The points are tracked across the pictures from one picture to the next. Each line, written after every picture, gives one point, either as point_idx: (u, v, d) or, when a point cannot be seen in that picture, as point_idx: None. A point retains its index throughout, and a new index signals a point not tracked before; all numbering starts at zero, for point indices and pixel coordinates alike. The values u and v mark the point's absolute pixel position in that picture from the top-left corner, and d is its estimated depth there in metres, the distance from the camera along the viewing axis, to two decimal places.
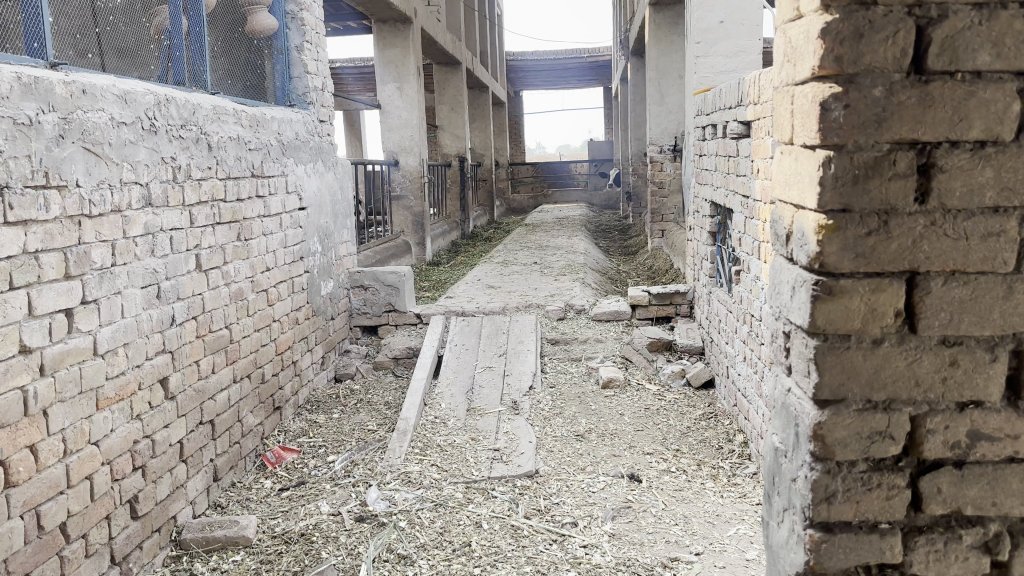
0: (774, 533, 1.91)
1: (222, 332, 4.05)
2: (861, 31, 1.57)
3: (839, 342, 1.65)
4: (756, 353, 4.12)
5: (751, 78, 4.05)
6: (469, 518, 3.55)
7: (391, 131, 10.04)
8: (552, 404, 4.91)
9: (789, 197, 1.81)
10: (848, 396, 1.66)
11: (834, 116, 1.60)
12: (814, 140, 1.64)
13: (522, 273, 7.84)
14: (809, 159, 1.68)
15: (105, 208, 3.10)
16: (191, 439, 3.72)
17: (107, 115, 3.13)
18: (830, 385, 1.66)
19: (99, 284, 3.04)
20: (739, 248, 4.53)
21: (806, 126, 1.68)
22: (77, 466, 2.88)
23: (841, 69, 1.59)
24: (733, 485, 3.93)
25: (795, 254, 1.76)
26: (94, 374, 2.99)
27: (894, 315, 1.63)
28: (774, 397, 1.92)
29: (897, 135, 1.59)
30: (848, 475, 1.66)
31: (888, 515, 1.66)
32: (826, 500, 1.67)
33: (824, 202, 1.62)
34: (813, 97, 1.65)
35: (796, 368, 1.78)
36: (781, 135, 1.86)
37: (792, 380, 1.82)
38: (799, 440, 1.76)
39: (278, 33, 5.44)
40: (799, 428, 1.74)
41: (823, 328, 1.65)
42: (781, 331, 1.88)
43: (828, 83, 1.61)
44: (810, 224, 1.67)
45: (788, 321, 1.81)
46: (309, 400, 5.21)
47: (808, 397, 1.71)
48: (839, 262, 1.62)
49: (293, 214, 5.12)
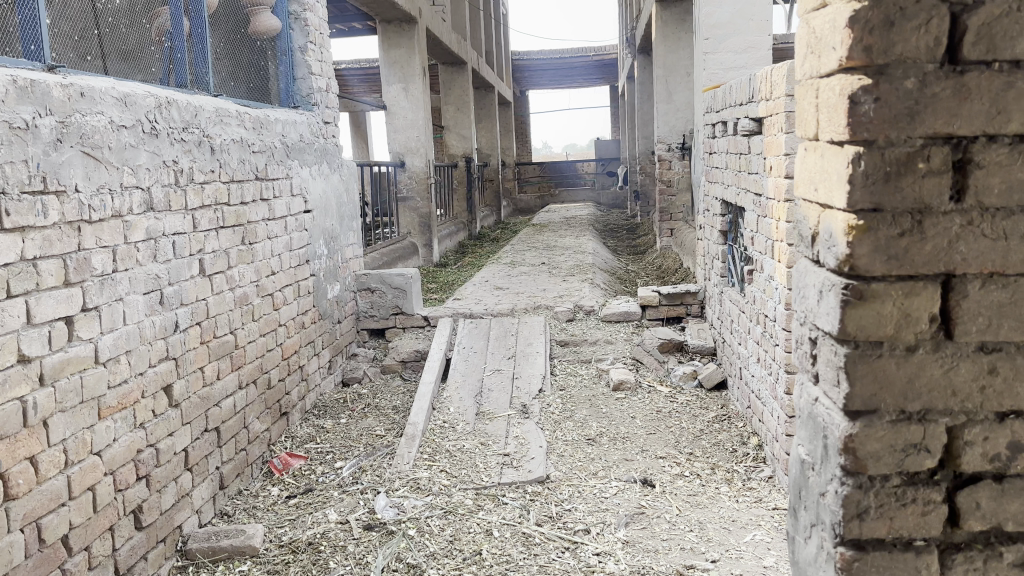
0: (801, 549, 1.83)
1: (226, 337, 3.99)
2: (892, 18, 1.50)
3: (871, 350, 1.57)
4: (771, 355, 4.04)
5: (762, 73, 3.96)
6: (479, 526, 3.49)
7: (397, 132, 9.98)
8: (562, 407, 4.84)
9: (815, 196, 1.74)
10: (881, 408, 1.58)
11: (864, 110, 1.52)
12: (842, 135, 1.57)
13: (530, 274, 7.77)
14: (838, 156, 1.61)
15: (105, 214, 3.04)
16: (197, 447, 3.66)
17: (106, 118, 3.08)
18: (861, 396, 1.58)
19: (99, 291, 2.98)
20: (751, 248, 4.44)
21: (833, 121, 1.60)
22: (78, 477, 2.82)
23: (871, 60, 1.51)
24: (748, 489, 3.86)
25: (823, 256, 1.69)
26: (96, 383, 2.94)
27: (929, 320, 1.55)
28: (800, 406, 1.85)
29: (932, 129, 1.51)
30: (881, 490, 1.58)
31: (923, 532, 1.58)
32: (858, 516, 1.59)
33: (853, 201, 1.55)
34: (840, 90, 1.57)
35: (824, 377, 1.70)
36: (805, 131, 1.78)
37: (819, 389, 1.74)
38: (828, 452, 1.68)
39: (282, 35, 5.38)
40: (829, 439, 1.67)
41: (853, 336, 1.58)
42: (807, 336, 1.81)
43: (857, 74, 1.54)
44: (838, 226, 1.60)
45: (815, 326, 1.74)
46: (315, 405, 5.15)
47: (838, 406, 1.64)
48: (870, 265, 1.55)
49: (298, 217, 5.06)
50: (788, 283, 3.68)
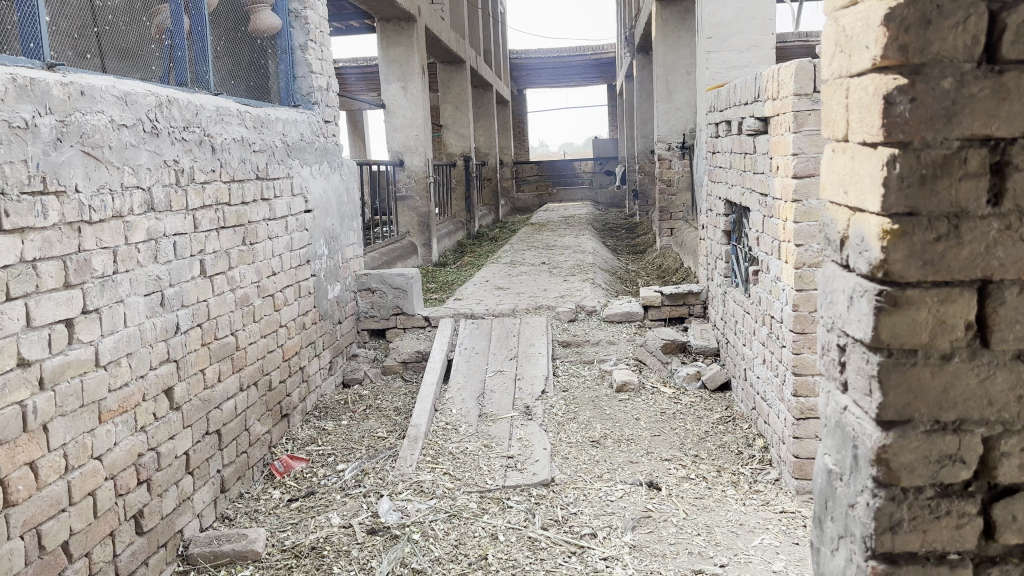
0: (827, 559, 1.88)
1: (227, 338, 3.94)
2: (928, 16, 1.54)
3: (905, 358, 1.61)
4: (777, 356, 4.01)
5: (769, 72, 3.92)
6: (484, 530, 3.45)
7: (396, 131, 9.94)
8: (565, 409, 4.79)
9: (844, 199, 1.77)
10: (915, 418, 1.62)
11: (899, 111, 1.56)
12: (876, 137, 1.60)
13: (530, 274, 7.72)
14: (870, 158, 1.64)
15: (106, 214, 2.99)
16: (197, 451, 3.61)
17: (106, 117, 3.03)
18: (895, 405, 1.62)
19: (100, 293, 2.94)
20: (757, 248, 4.40)
21: (866, 122, 1.64)
22: (79, 482, 2.78)
23: (907, 59, 1.55)
24: (755, 492, 3.83)
25: (853, 261, 1.73)
26: (96, 386, 2.89)
27: (965, 327, 1.60)
28: (827, 416, 1.90)
29: (969, 130, 1.56)
30: (915, 502, 1.63)
31: (958, 545, 1.64)
32: (891, 529, 1.64)
33: (888, 205, 1.58)
34: (874, 90, 1.61)
35: (853, 385, 1.74)
36: (833, 133, 1.81)
37: (849, 398, 1.78)
38: (858, 463, 1.73)
39: (282, 33, 5.32)
40: (859, 450, 1.72)
41: (887, 343, 1.62)
42: (834, 343, 1.84)
43: (892, 74, 1.57)
44: (872, 230, 1.64)
45: (845, 332, 1.77)
46: (317, 406, 5.11)
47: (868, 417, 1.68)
48: (904, 270, 1.59)
49: (299, 216, 5.02)
50: (797, 284, 3.65)
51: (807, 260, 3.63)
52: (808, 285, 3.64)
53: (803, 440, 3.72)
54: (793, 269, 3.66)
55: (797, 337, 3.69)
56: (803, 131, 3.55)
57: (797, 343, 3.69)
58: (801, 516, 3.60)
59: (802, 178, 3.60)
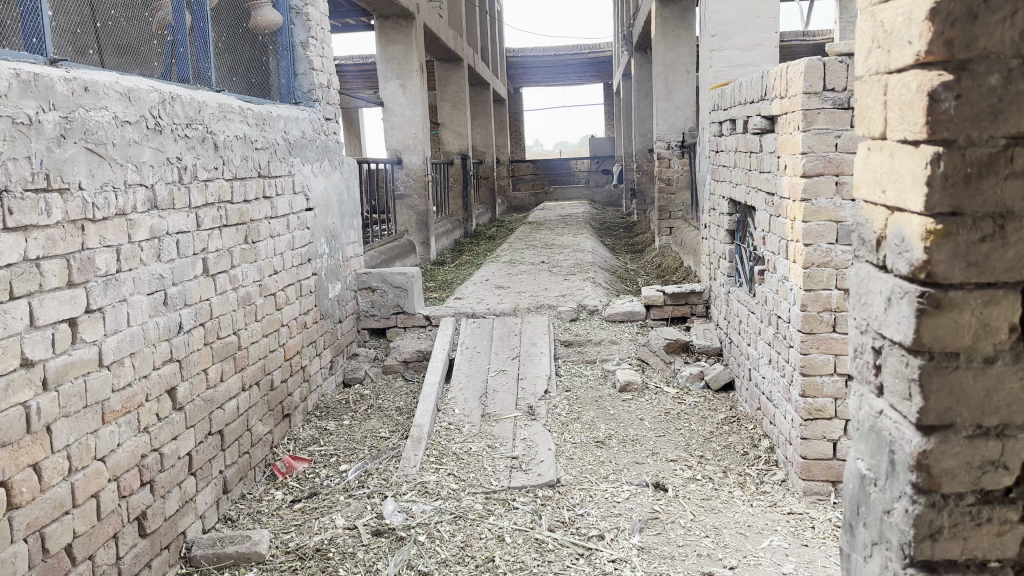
0: (860, 562, 1.92)
1: (230, 338, 3.90)
2: (975, 12, 1.56)
3: (948, 362, 1.65)
4: (783, 356, 3.98)
5: (777, 70, 3.89)
6: (490, 532, 3.41)
7: (394, 129, 9.90)
8: (569, 409, 4.77)
9: (882, 199, 1.80)
10: (956, 423, 1.66)
11: (945, 108, 1.58)
12: (920, 134, 1.63)
13: (530, 273, 7.69)
14: (912, 157, 1.67)
15: (110, 212, 2.95)
16: (200, 451, 3.57)
17: (110, 113, 2.99)
18: (937, 410, 1.65)
19: (104, 292, 2.90)
20: (763, 248, 4.37)
21: (908, 119, 1.66)
22: (83, 483, 2.74)
23: (952, 55, 1.57)
24: (762, 493, 3.81)
25: (891, 261, 1.76)
26: (99, 386, 2.85)
27: (1008, 330, 1.64)
28: (858, 419, 1.94)
29: (1014, 128, 1.60)
30: (955, 510, 1.68)
31: (998, 552, 1.71)
32: (931, 536, 1.68)
33: (933, 204, 1.61)
34: (917, 87, 1.63)
35: (890, 389, 1.78)
36: (869, 131, 1.84)
37: (883, 402, 1.82)
38: (894, 468, 1.77)
39: (283, 29, 5.28)
40: (896, 455, 1.76)
41: (929, 345, 1.65)
42: (869, 345, 1.87)
43: (936, 70, 1.59)
44: (913, 231, 1.67)
45: (880, 334, 1.81)
46: (318, 406, 5.07)
47: (909, 422, 1.71)
48: (947, 271, 1.62)
49: (301, 215, 4.98)
50: (805, 284, 3.63)
51: (816, 259, 3.61)
52: (817, 285, 3.62)
53: (810, 441, 3.69)
54: (801, 268, 3.64)
55: (805, 337, 3.66)
56: (813, 130, 3.53)
57: (806, 343, 3.66)
58: (809, 517, 3.59)
59: (811, 177, 3.58)
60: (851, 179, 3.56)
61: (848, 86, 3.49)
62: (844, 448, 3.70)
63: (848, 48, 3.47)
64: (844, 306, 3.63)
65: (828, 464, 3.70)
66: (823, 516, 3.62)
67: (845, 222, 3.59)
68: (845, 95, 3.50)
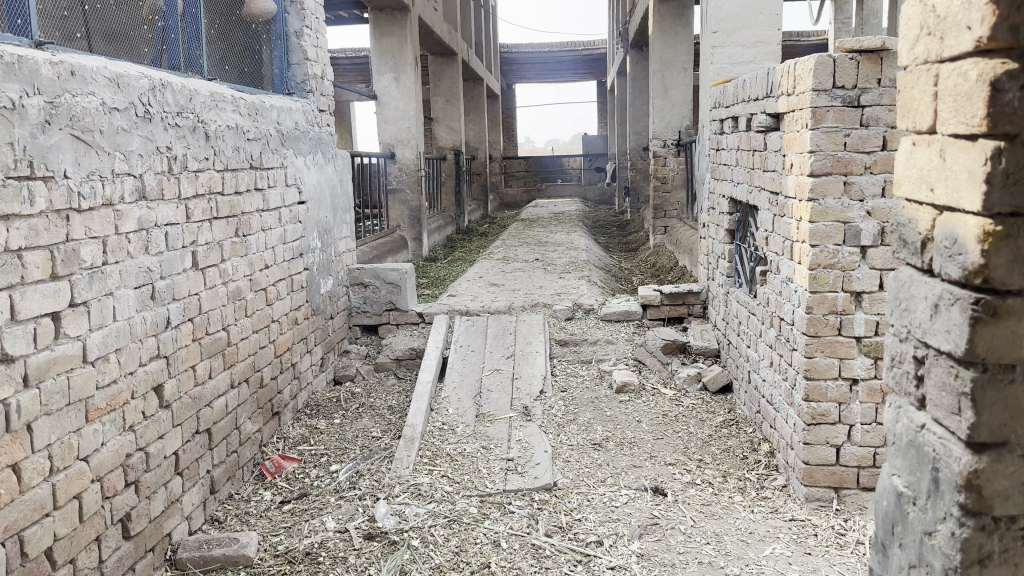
0: None
1: (219, 334, 3.79)
2: None
3: (1001, 374, 1.66)
4: (786, 360, 3.91)
5: (785, 66, 3.82)
6: (485, 536, 3.31)
7: (387, 123, 9.76)
8: (565, 410, 4.67)
9: (930, 198, 1.81)
10: (1009, 440, 1.67)
11: (1007, 99, 1.57)
12: (978, 128, 1.62)
13: (524, 271, 7.59)
14: (967, 153, 1.67)
15: (96, 202, 2.84)
16: (187, 450, 3.47)
17: (97, 99, 2.87)
18: (989, 426, 1.66)
19: (89, 285, 2.79)
20: (766, 248, 4.28)
21: (965, 111, 1.65)
22: (64, 485, 2.63)
23: (1018, 41, 1.56)
24: (762, 499, 3.73)
25: (940, 265, 1.77)
26: (83, 383, 2.74)
27: None
28: (897, 436, 1.94)
29: None
30: (1006, 533, 1.69)
31: None
32: (979, 560, 1.69)
33: (992, 203, 1.61)
34: (976, 76, 1.61)
35: (935, 404, 1.79)
36: (916, 125, 1.85)
37: (926, 418, 1.83)
38: (937, 487, 1.77)
39: (277, 18, 5.17)
40: (939, 474, 1.76)
41: (982, 356, 1.65)
42: (909, 355, 1.90)
43: (998, 57, 1.58)
44: (968, 232, 1.67)
45: (924, 343, 1.83)
46: (308, 404, 4.96)
47: (958, 439, 1.71)
48: (1005, 275, 1.63)
49: (293, 208, 4.87)
50: (810, 284, 3.55)
51: (822, 261, 3.53)
52: (822, 286, 3.54)
53: (813, 446, 3.62)
54: (807, 270, 3.56)
55: (809, 341, 3.59)
56: (822, 128, 3.46)
57: (809, 347, 3.59)
58: (811, 524, 3.51)
59: (818, 177, 3.50)
60: (859, 179, 3.48)
61: (858, 83, 3.41)
62: (847, 453, 3.62)
63: (859, 45, 3.38)
64: (850, 309, 3.55)
65: (831, 469, 3.62)
66: (826, 522, 3.54)
67: (853, 222, 3.50)
68: (855, 93, 3.43)
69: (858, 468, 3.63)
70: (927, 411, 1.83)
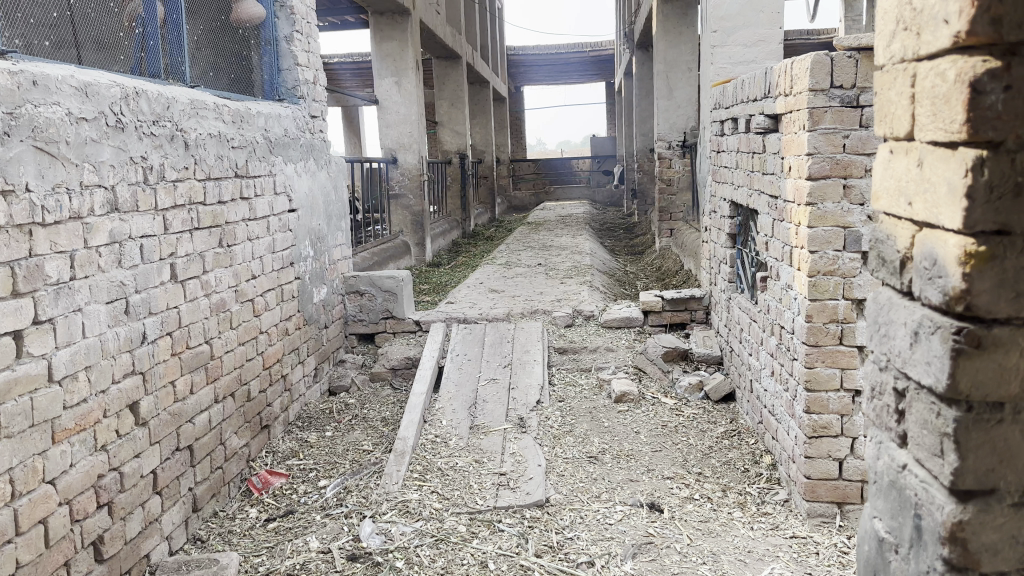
0: None
1: (201, 347, 3.69)
2: None
3: (989, 414, 1.53)
4: (786, 370, 3.77)
5: (781, 66, 3.68)
6: (473, 557, 3.20)
7: (389, 127, 9.67)
8: (562, 421, 4.55)
9: (908, 212, 1.68)
10: (999, 487, 1.55)
11: (990, 103, 1.45)
12: (958, 134, 1.49)
13: (526, 276, 7.47)
14: (947, 163, 1.54)
15: (62, 215, 2.74)
16: (167, 468, 3.36)
17: (63, 109, 2.78)
18: (976, 472, 1.53)
19: (54, 302, 2.69)
20: (766, 253, 4.15)
21: (944, 115, 1.52)
22: (28, 510, 2.52)
23: (1000, 36, 1.43)
24: (763, 515, 3.60)
25: (921, 289, 1.64)
26: (48, 404, 2.63)
27: None
28: (880, 477, 1.83)
29: None
30: None
31: None
32: None
33: (974, 220, 1.48)
34: (955, 77, 1.49)
35: (918, 443, 1.67)
36: (893, 132, 1.72)
37: (909, 457, 1.71)
38: (920, 536, 1.65)
39: (266, 23, 5.07)
40: (922, 521, 1.64)
41: (967, 393, 1.52)
42: (891, 387, 1.78)
43: (979, 55, 1.45)
44: (948, 252, 1.54)
45: (905, 374, 1.71)
46: (300, 416, 4.87)
47: (942, 483, 1.59)
48: (990, 302, 1.49)
49: (282, 216, 4.77)
50: (810, 292, 3.41)
51: (821, 267, 3.40)
52: (822, 294, 3.40)
53: (814, 460, 3.48)
54: (806, 277, 3.43)
55: (809, 350, 3.45)
56: (819, 129, 3.33)
57: (810, 358, 3.45)
58: (813, 542, 3.38)
59: (816, 180, 3.37)
60: (859, 183, 3.35)
61: (857, 83, 3.28)
62: (849, 467, 3.49)
63: (857, 43, 3.25)
64: (851, 317, 3.42)
65: (833, 485, 3.49)
66: (828, 540, 3.40)
67: (853, 228, 3.38)
68: (853, 93, 3.29)
69: (861, 483, 3.49)
70: (910, 450, 1.71)
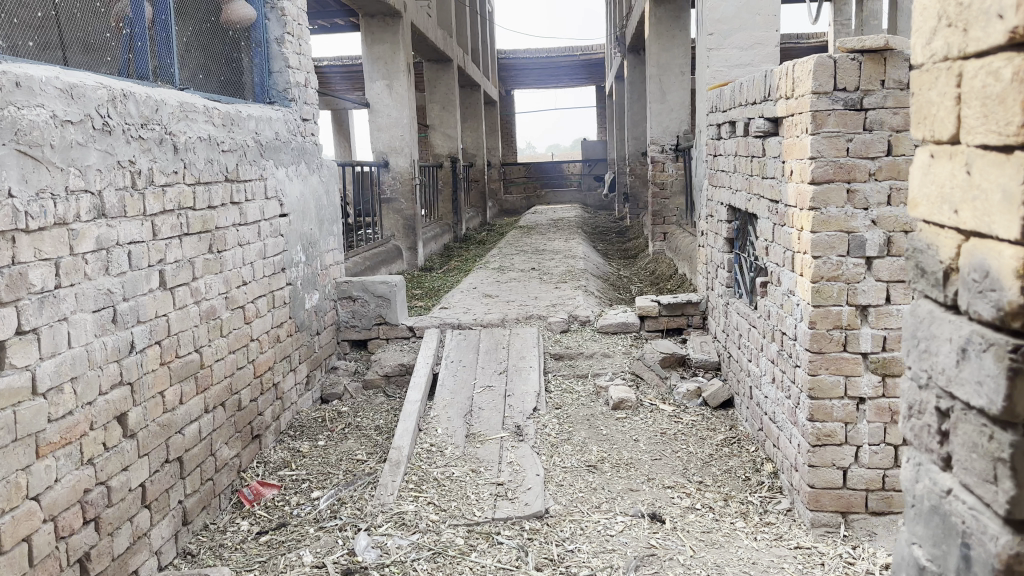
0: None
1: (191, 356, 3.59)
2: None
3: None
4: (788, 376, 3.71)
5: (781, 69, 3.63)
6: (471, 571, 3.12)
7: (380, 130, 9.59)
8: (559, 429, 4.47)
9: (953, 221, 1.62)
10: None
11: None
12: (1013, 137, 1.40)
13: (520, 281, 7.40)
14: (1000, 168, 1.46)
15: (46, 221, 2.65)
16: (155, 481, 3.27)
17: (47, 111, 2.69)
18: None
19: (38, 311, 2.60)
20: (766, 258, 4.10)
21: (997, 118, 1.45)
22: (11, 528, 2.42)
23: None
24: (766, 525, 3.53)
25: (971, 302, 1.56)
26: (32, 417, 2.54)
27: None
28: (920, 500, 1.77)
29: None
30: None
31: None
32: None
33: None
34: (1010, 76, 1.40)
35: (965, 467, 1.60)
36: (935, 137, 1.67)
37: (952, 480, 1.65)
38: (968, 566, 1.59)
39: (256, 24, 4.98)
40: (970, 551, 1.57)
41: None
42: (932, 405, 1.72)
43: None
44: (1002, 264, 1.46)
45: (948, 393, 1.65)
46: (292, 425, 4.78)
47: (993, 511, 1.51)
48: None
49: (273, 222, 4.68)
50: (814, 298, 3.35)
51: (825, 273, 3.33)
52: (826, 300, 3.34)
53: (818, 469, 3.42)
54: (809, 283, 3.37)
55: (812, 357, 3.39)
56: (822, 133, 3.27)
57: (812, 365, 3.39)
58: (818, 553, 3.31)
59: (820, 185, 3.30)
60: (863, 187, 3.29)
61: (861, 85, 3.23)
62: (854, 476, 3.42)
63: (861, 45, 3.18)
64: (855, 324, 3.35)
65: (838, 494, 3.43)
66: (833, 551, 3.33)
67: (857, 232, 3.31)
68: (857, 96, 3.24)
69: (866, 491, 3.43)
70: (953, 472, 1.65)
